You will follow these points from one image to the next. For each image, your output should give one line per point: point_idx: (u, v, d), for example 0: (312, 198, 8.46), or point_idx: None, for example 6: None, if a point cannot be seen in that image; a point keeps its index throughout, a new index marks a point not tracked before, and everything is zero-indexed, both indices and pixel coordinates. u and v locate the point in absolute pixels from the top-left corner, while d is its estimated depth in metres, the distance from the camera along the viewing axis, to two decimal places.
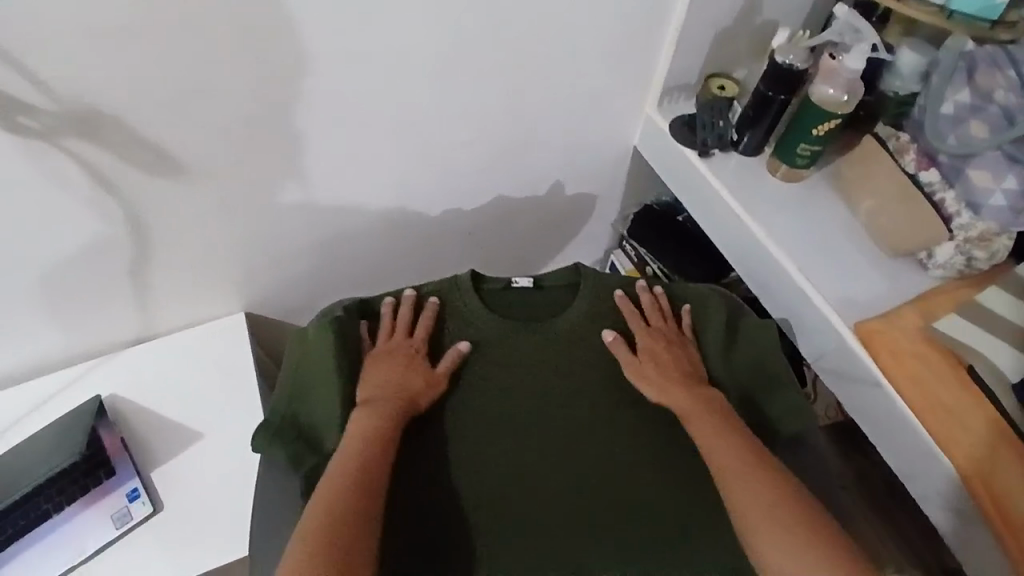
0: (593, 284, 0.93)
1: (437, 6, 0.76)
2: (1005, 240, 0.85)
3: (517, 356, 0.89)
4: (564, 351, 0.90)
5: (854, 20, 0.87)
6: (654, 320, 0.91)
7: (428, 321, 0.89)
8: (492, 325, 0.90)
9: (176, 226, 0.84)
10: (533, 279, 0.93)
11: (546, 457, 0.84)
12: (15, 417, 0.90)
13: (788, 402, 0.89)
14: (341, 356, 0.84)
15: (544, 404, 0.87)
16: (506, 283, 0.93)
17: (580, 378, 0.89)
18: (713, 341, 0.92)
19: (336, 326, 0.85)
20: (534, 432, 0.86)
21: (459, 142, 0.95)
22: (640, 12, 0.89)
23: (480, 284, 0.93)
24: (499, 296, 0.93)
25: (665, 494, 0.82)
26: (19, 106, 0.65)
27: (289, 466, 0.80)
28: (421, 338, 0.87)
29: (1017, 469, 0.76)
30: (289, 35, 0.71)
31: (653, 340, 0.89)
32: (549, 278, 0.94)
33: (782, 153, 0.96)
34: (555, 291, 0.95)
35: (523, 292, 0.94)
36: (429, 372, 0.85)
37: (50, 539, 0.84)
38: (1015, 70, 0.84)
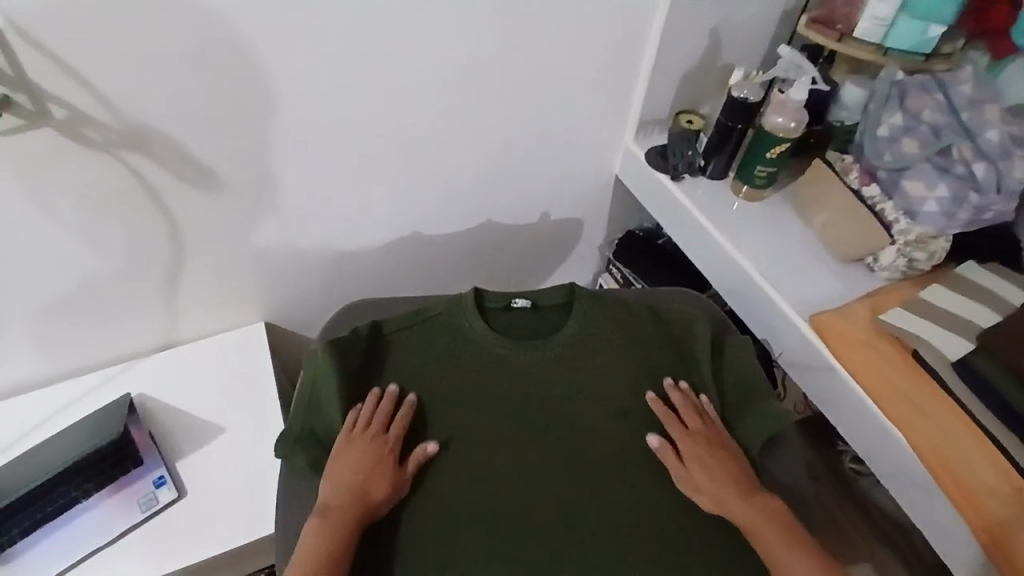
0: (586, 301, 0.99)
1: (446, 48, 0.89)
2: (942, 243, 0.96)
3: (517, 376, 0.96)
4: (558, 365, 0.97)
5: (796, 58, 1.00)
6: (692, 417, 0.93)
7: (403, 422, 0.91)
8: (495, 348, 0.97)
9: (208, 236, 0.96)
10: (530, 301, 1.00)
11: (526, 524, 0.88)
12: (25, 428, 0.97)
13: (761, 409, 0.97)
14: (347, 378, 0.93)
15: (538, 436, 0.94)
16: (505, 305, 1.00)
17: (569, 397, 0.96)
18: (703, 358, 0.99)
19: (336, 343, 0.94)
20: (527, 471, 0.92)
21: (461, 168, 1.08)
22: (616, 53, 1.03)
23: (482, 304, 0.99)
24: (498, 317, 1.00)
25: (644, 509, 0.90)
26: (89, 122, 0.76)
27: (310, 470, 0.91)
28: (394, 441, 0.89)
29: (969, 444, 0.83)
30: (321, 71, 0.85)
31: (693, 441, 0.92)
32: (545, 299, 1.01)
33: (743, 175, 1.09)
34: (551, 313, 1.01)
35: (522, 312, 1.01)
36: (395, 477, 0.88)
37: (84, 521, 0.92)
38: (942, 94, 0.98)
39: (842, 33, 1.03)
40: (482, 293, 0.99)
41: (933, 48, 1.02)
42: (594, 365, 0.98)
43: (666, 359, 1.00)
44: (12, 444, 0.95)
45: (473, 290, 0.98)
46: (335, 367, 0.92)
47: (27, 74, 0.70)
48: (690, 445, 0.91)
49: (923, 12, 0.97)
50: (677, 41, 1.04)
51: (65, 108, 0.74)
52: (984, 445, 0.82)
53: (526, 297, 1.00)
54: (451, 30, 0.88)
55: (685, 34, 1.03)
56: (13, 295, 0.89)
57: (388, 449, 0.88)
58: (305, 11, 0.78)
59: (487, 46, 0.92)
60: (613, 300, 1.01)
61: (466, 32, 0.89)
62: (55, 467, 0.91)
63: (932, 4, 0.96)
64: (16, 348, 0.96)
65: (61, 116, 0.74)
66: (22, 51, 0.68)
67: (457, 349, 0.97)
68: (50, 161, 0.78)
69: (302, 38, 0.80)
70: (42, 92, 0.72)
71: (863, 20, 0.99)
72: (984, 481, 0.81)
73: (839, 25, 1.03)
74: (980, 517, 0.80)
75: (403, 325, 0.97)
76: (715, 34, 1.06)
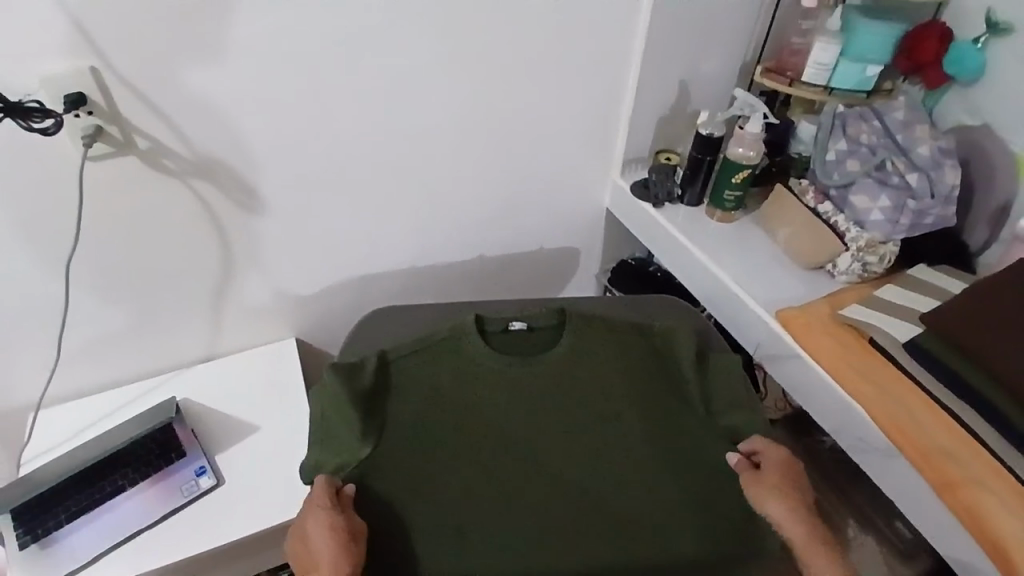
0: (576, 322, 1.05)
1: (455, 96, 1.09)
2: (891, 247, 1.09)
3: (519, 399, 1.02)
4: (555, 380, 1.03)
5: (749, 98, 1.16)
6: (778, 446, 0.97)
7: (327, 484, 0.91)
8: (498, 366, 1.02)
9: (252, 255, 1.13)
10: (525, 323, 1.06)
11: (530, 516, 0.97)
12: (79, 428, 1.11)
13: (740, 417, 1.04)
14: (355, 393, 0.98)
15: (540, 440, 1.01)
16: (504, 327, 1.06)
17: (567, 416, 1.02)
18: (685, 368, 1.04)
19: (340, 371, 0.99)
20: (530, 470, 0.99)
21: (468, 200, 1.25)
22: (598, 101, 1.22)
23: (483, 327, 1.05)
24: (497, 339, 1.06)
25: (634, 498, 0.99)
26: (166, 151, 0.95)
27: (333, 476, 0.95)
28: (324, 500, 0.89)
29: (926, 416, 0.92)
30: (353, 113, 1.04)
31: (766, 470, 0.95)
32: (538, 321, 1.06)
33: (715, 200, 1.24)
34: (546, 333, 1.07)
35: (518, 333, 1.06)
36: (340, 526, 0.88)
37: (129, 506, 1.03)
38: (878, 120, 1.14)
39: (792, 78, 1.20)
40: (483, 317, 1.05)
41: (873, 86, 1.19)
42: (589, 384, 1.04)
43: (651, 371, 1.05)
44: (71, 439, 1.10)
45: (475, 315, 1.03)
46: (343, 387, 0.98)
47: (121, 112, 0.89)
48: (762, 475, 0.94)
49: (859, 54, 1.15)
50: (651, 90, 1.22)
51: (148, 140, 0.93)
52: (937, 413, 0.92)
53: (522, 320, 1.06)
54: (459, 81, 1.07)
55: (657, 83, 1.22)
56: (88, 302, 1.05)
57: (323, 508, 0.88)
58: (341, 63, 0.98)
59: (489, 94, 1.11)
60: (602, 320, 1.06)
61: (473, 84, 1.09)
62: (109, 450, 1.06)
63: (866, 47, 1.14)
64: (82, 354, 1.11)
65: (144, 147, 0.94)
66: (121, 95, 0.88)
67: (459, 373, 1.02)
68: (131, 184, 0.96)
69: (339, 88, 1.00)
70: (131, 127, 0.91)
71: (809, 66, 1.16)
72: (939, 443, 0.89)
73: (789, 73, 1.21)
74: (938, 476, 0.88)
75: (412, 348, 1.03)
76: (683, 84, 1.24)
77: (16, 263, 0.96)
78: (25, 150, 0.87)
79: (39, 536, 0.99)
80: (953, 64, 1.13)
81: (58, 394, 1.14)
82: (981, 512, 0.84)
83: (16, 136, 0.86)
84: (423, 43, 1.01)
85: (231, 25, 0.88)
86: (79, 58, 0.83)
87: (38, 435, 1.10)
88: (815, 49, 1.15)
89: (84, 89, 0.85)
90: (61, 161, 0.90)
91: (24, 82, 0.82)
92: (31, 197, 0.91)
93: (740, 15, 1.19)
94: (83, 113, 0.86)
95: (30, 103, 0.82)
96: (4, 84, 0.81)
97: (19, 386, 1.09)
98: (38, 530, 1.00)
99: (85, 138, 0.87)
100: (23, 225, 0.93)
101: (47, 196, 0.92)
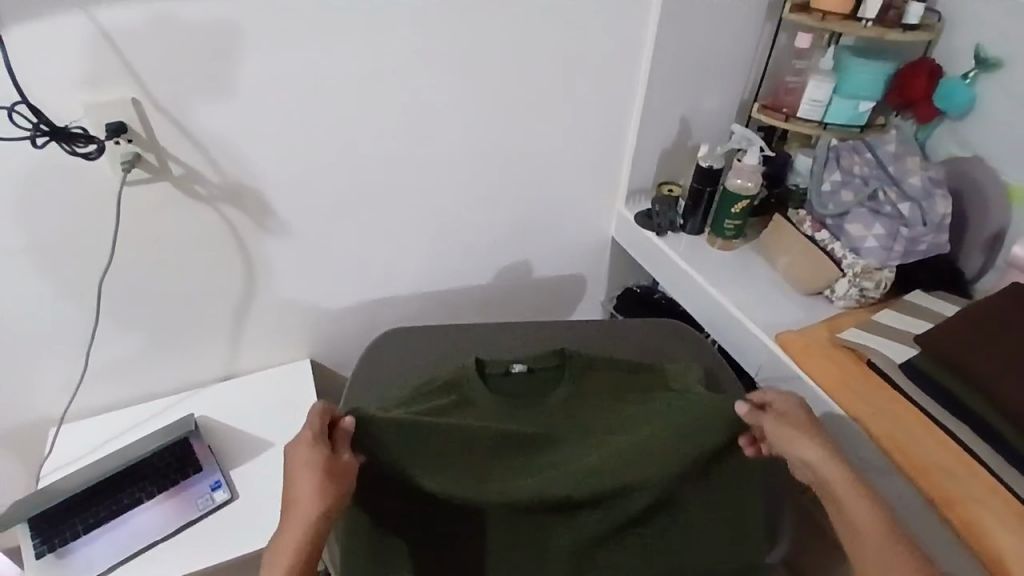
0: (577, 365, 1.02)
1: (467, 129, 1.16)
2: (887, 273, 1.12)
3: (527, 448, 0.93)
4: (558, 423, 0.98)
5: (747, 132, 1.22)
6: (790, 395, 0.90)
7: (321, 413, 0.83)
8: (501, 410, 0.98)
9: (273, 276, 1.18)
10: (525, 365, 1.01)
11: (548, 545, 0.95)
12: (101, 441, 1.15)
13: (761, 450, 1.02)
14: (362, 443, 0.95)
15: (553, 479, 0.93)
16: (505, 370, 1.01)
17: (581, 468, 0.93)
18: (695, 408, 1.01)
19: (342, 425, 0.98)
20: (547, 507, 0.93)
21: (480, 227, 1.30)
22: (603, 135, 1.28)
23: (484, 370, 1.01)
24: (499, 381, 1.01)
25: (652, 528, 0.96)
26: (198, 178, 1.02)
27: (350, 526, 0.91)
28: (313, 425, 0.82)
29: (924, 436, 0.94)
30: (371, 144, 1.11)
31: (788, 424, 0.87)
32: (537, 362, 1.02)
33: (716, 229, 1.28)
34: (546, 375, 1.02)
35: (518, 376, 1.01)
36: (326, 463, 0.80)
37: (144, 518, 1.06)
38: (871, 153, 1.19)
39: (788, 114, 1.25)
40: (482, 360, 1.01)
41: (866, 121, 1.24)
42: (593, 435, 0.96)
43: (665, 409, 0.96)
44: (92, 451, 1.14)
45: (475, 359, 1.00)
46: None
47: (159, 140, 0.96)
48: (785, 428, 0.87)
49: (852, 91, 1.21)
50: (653, 126, 1.29)
51: (181, 166, 1.00)
52: (935, 434, 0.95)
53: (521, 361, 1.01)
54: (472, 115, 1.15)
55: (660, 118, 1.28)
56: (116, 321, 1.11)
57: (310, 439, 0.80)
58: (362, 99, 1.05)
59: (499, 127, 1.18)
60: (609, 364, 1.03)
61: (484, 117, 1.16)
62: (129, 460, 1.10)
63: (858, 85, 1.20)
64: (107, 370, 1.16)
65: (178, 173, 1.01)
66: (160, 126, 0.95)
67: (459, 420, 0.94)
68: (164, 207, 1.03)
69: (360, 120, 1.07)
70: (166, 154, 0.98)
71: (804, 103, 1.22)
72: (937, 461, 0.92)
73: (785, 109, 1.26)
74: (936, 492, 0.89)
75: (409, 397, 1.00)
76: (684, 120, 1.31)
77: (52, 280, 1.02)
78: (67, 174, 0.94)
79: (56, 546, 1.02)
80: (943, 100, 1.18)
81: (81, 409, 1.19)
82: (979, 528, 0.86)
83: (60, 160, 0.93)
84: (438, 79, 1.08)
85: (264, 63, 0.97)
86: (122, 89, 0.91)
87: (60, 448, 1.14)
88: (810, 87, 1.21)
89: (125, 118, 0.92)
90: (101, 185, 0.97)
91: (72, 111, 0.90)
92: (70, 218, 0.98)
93: (737, 56, 1.26)
94: (123, 141, 0.93)
95: (75, 129, 0.90)
96: (53, 113, 0.89)
97: (45, 399, 1.14)
98: (54, 540, 1.03)
99: (123, 163, 0.94)
100: (61, 244, 1.00)
101: (87, 217, 0.99)
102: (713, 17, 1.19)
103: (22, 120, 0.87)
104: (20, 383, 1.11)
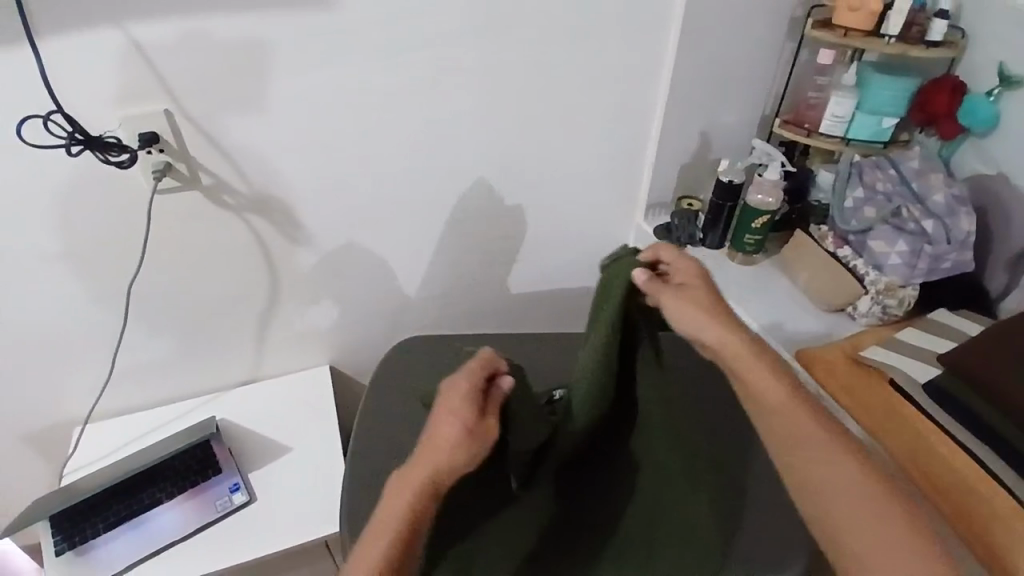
0: None
1: (490, 143, 1.18)
2: (910, 291, 1.11)
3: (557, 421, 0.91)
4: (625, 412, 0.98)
5: (767, 148, 1.22)
6: (689, 258, 0.92)
7: (484, 364, 0.80)
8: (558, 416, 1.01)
9: (296, 283, 1.20)
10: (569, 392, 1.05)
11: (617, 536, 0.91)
12: (124, 441, 1.18)
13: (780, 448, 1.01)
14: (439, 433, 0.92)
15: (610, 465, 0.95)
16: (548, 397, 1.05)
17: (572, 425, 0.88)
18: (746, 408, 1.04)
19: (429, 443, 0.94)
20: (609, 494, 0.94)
21: (499, 238, 1.31)
22: (623, 149, 1.29)
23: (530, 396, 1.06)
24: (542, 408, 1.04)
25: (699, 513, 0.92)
26: (226, 187, 1.05)
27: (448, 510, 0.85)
28: (473, 377, 0.79)
29: (950, 458, 0.94)
30: (394, 156, 1.13)
31: (677, 291, 0.88)
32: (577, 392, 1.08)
33: (735, 244, 1.28)
34: None
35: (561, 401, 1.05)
36: (479, 422, 0.77)
37: (164, 517, 1.08)
38: (895, 169, 1.17)
39: (810, 130, 1.25)
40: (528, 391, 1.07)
41: (889, 137, 1.24)
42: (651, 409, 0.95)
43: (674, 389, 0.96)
44: (116, 451, 1.17)
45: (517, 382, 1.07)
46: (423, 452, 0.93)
47: (189, 150, 0.99)
48: (673, 296, 0.87)
49: (875, 107, 1.20)
50: (673, 141, 1.29)
51: (210, 176, 1.03)
52: (957, 454, 0.94)
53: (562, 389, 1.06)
54: (495, 129, 1.16)
55: (680, 133, 1.29)
56: (144, 324, 1.14)
57: (469, 388, 0.78)
58: (386, 113, 1.08)
59: (521, 142, 1.20)
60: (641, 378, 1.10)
61: (507, 132, 1.17)
62: (151, 461, 1.12)
63: (880, 101, 1.19)
64: (132, 372, 1.19)
65: (207, 182, 1.03)
66: (191, 137, 0.98)
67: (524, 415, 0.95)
68: (191, 215, 1.05)
69: (383, 133, 1.09)
70: (196, 164, 1.01)
71: (825, 119, 1.22)
72: (955, 478, 0.92)
73: (806, 125, 1.26)
74: (957, 514, 0.89)
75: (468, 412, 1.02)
76: (704, 135, 1.31)
77: (82, 284, 1.06)
78: (100, 182, 0.98)
79: (77, 543, 1.05)
80: (967, 116, 1.16)
81: (106, 409, 1.22)
82: (1003, 554, 0.85)
83: (94, 168, 0.96)
84: (462, 93, 1.10)
85: (294, 78, 0.99)
86: (155, 100, 0.94)
87: (84, 447, 1.17)
88: (832, 103, 1.21)
89: (157, 129, 0.95)
90: (132, 193, 1.00)
91: (106, 121, 0.93)
92: (101, 224, 1.01)
93: (758, 72, 1.26)
94: (154, 150, 0.96)
95: (109, 139, 0.93)
96: (88, 123, 0.92)
97: (71, 399, 1.17)
98: (76, 538, 1.05)
99: (154, 172, 0.97)
100: (92, 249, 1.03)
101: (118, 223, 1.02)
102: (734, 34, 1.19)
103: (58, 130, 0.91)
104: (48, 384, 1.14)
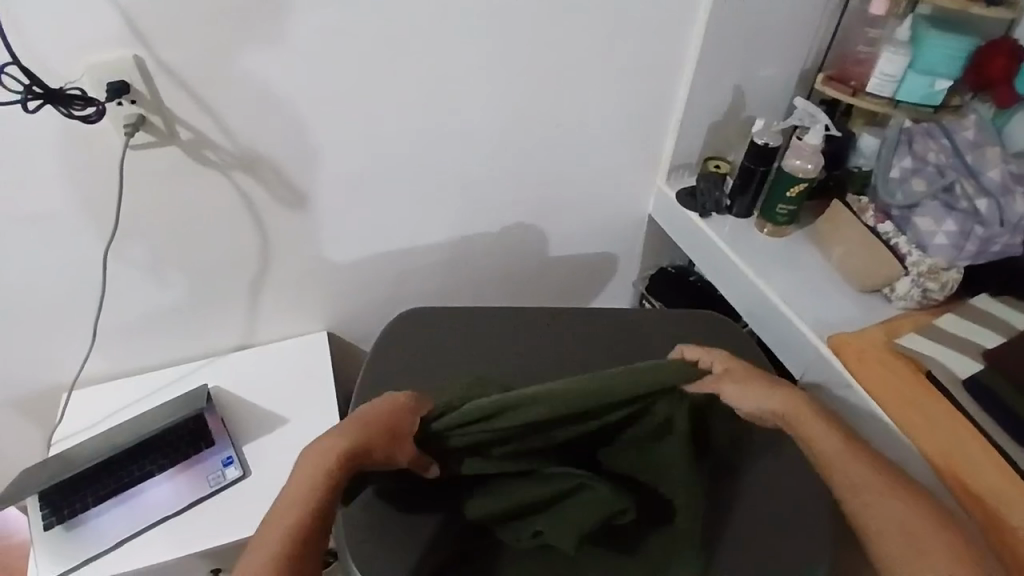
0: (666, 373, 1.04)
1: (503, 96, 1.06)
2: (954, 274, 1.02)
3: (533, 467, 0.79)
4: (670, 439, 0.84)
5: (810, 108, 1.11)
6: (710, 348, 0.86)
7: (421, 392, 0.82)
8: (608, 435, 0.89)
9: (291, 245, 1.11)
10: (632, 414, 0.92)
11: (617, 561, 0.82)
12: (111, 410, 1.12)
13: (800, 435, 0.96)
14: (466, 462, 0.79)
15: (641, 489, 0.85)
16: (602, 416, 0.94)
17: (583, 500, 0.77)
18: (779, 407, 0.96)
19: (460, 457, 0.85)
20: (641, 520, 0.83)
21: (509, 199, 1.21)
22: (646, 104, 1.17)
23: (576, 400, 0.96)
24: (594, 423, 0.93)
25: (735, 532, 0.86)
26: (208, 144, 0.94)
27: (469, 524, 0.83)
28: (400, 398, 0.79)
29: (991, 465, 0.88)
30: (395, 110, 1.01)
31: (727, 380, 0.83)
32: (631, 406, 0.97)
33: (766, 213, 1.18)
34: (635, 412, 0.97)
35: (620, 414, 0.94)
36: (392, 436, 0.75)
37: (153, 492, 1.04)
38: (948, 139, 1.07)
39: (856, 88, 1.13)
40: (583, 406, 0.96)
41: (941, 101, 1.12)
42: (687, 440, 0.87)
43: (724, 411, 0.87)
44: (101, 420, 1.11)
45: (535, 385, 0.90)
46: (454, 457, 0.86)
47: (163, 101, 0.88)
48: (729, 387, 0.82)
49: (928, 67, 1.08)
50: (703, 97, 1.17)
51: (191, 131, 0.92)
52: (993, 456, 0.89)
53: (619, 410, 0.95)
54: (508, 81, 1.05)
55: (710, 88, 1.16)
56: (125, 290, 1.06)
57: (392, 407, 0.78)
58: (386, 62, 0.96)
59: (535, 95, 1.08)
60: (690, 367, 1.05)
61: (521, 84, 1.06)
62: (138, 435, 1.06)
63: (935, 60, 1.07)
64: (116, 338, 1.12)
65: (186, 138, 0.93)
66: (163, 87, 0.87)
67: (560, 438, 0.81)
68: (171, 174, 0.95)
69: (381, 84, 0.98)
70: (173, 115, 0.90)
71: (874, 76, 1.10)
72: (992, 486, 0.86)
73: (853, 82, 1.14)
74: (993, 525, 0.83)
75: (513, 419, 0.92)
76: (737, 89, 1.18)
77: (59, 250, 0.97)
78: (67, 136, 0.87)
79: (66, 517, 1.01)
80: None
81: (91, 375, 1.15)
82: None
83: (58, 121, 0.85)
84: (471, 40, 0.98)
85: (279, 20, 0.87)
86: (122, 46, 0.82)
87: (69, 416, 1.11)
88: (881, 59, 1.08)
89: (127, 78, 0.84)
90: (103, 147, 0.89)
91: (69, 71, 0.81)
92: (71, 183, 0.91)
93: (803, 20, 1.12)
94: (125, 102, 0.85)
95: (71, 91, 0.81)
96: (47, 73, 0.81)
97: (55, 366, 1.11)
98: (64, 511, 1.01)
99: (127, 126, 0.87)
100: (68, 212, 0.94)
101: (90, 181, 0.92)
102: None
103: (12, 82, 0.79)
104: (29, 349, 1.07)
